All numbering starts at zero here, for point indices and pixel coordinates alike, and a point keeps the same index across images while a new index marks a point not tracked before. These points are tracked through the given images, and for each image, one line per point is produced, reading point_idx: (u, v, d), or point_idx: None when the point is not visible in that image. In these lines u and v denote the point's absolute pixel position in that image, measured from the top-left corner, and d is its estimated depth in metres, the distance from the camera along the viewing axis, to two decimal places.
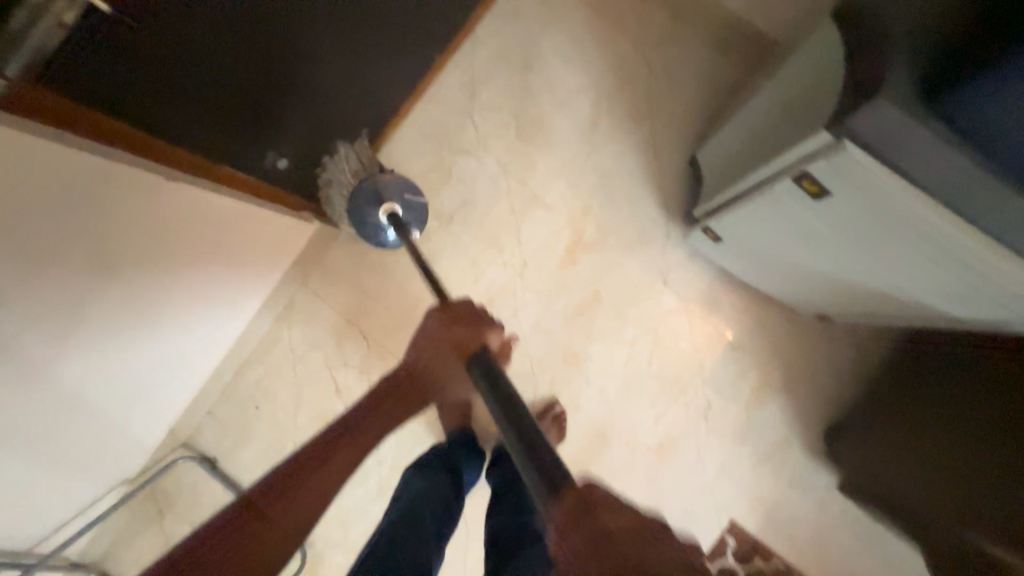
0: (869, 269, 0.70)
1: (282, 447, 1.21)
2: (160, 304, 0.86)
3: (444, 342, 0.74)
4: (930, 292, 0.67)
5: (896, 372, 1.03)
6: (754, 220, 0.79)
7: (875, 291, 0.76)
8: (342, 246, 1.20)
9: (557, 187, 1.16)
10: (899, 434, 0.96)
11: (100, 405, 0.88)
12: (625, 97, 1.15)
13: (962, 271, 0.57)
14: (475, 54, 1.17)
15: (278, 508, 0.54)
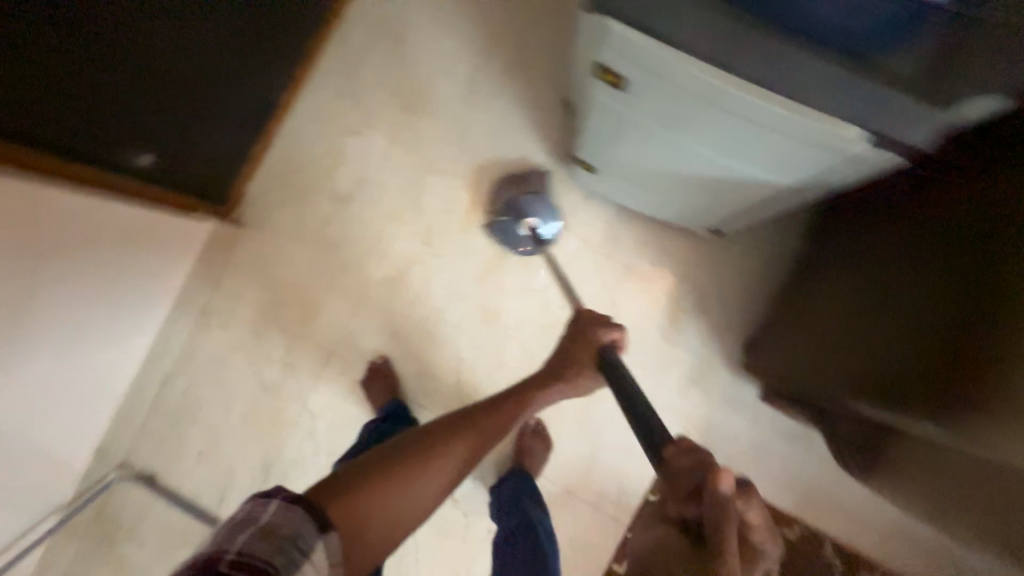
0: (725, 142, 0.66)
1: (220, 452, 1.20)
2: (50, 315, 0.88)
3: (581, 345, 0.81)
4: (791, 149, 0.64)
5: (829, 270, 0.97)
6: (616, 132, 0.78)
7: (736, 169, 0.73)
8: (248, 243, 1.20)
9: (447, 150, 1.17)
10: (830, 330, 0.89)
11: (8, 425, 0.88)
12: (500, 53, 1.17)
13: (754, 127, 0.62)
14: (350, 37, 1.20)
15: (395, 483, 0.62)
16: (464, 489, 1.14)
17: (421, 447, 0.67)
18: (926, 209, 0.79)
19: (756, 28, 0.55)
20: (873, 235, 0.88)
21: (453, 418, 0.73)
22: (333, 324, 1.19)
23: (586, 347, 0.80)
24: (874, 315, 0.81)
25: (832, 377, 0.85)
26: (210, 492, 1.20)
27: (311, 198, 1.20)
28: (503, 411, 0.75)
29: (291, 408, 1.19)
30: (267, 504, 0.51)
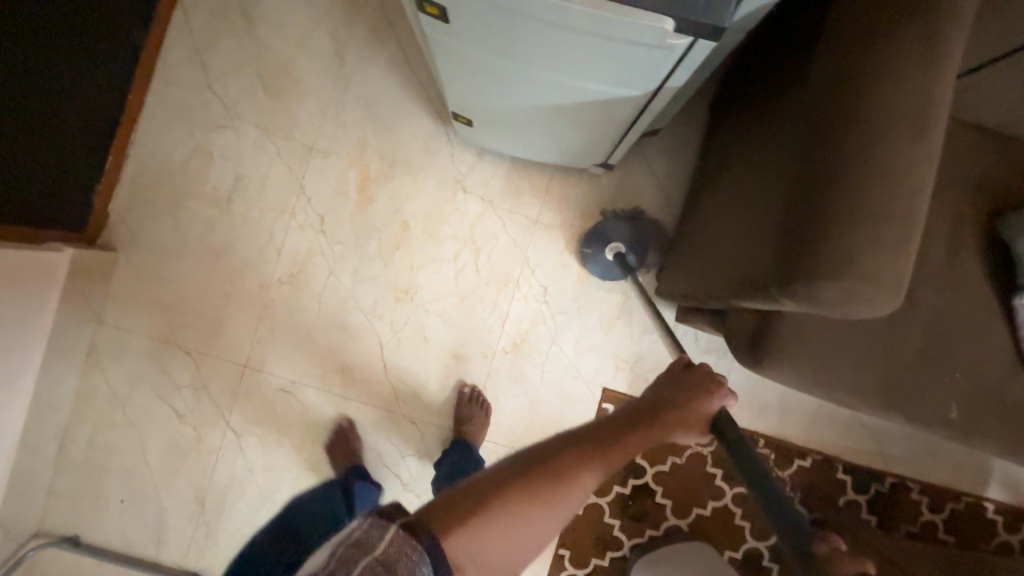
0: (559, 64, 0.61)
1: (145, 494, 1.12)
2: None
3: (701, 395, 0.61)
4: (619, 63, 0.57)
5: (702, 184, 0.96)
6: (464, 72, 0.72)
7: (584, 92, 0.68)
8: (126, 266, 1.09)
9: (325, 130, 1.10)
10: (707, 237, 0.86)
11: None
12: (360, 17, 1.10)
13: (589, 42, 0.54)
14: (191, 23, 1.09)
15: (505, 517, 0.49)
16: (413, 471, 1.13)
17: (518, 480, 0.51)
18: (776, 93, 0.76)
19: None
20: (751, 111, 0.82)
21: (593, 435, 0.55)
22: (240, 336, 1.11)
23: (712, 373, 0.64)
24: (742, 198, 0.77)
25: (709, 268, 0.83)
26: (145, 537, 1.12)
27: (187, 206, 1.10)
28: (648, 439, 0.56)
29: (214, 431, 1.12)
30: (385, 528, 0.46)
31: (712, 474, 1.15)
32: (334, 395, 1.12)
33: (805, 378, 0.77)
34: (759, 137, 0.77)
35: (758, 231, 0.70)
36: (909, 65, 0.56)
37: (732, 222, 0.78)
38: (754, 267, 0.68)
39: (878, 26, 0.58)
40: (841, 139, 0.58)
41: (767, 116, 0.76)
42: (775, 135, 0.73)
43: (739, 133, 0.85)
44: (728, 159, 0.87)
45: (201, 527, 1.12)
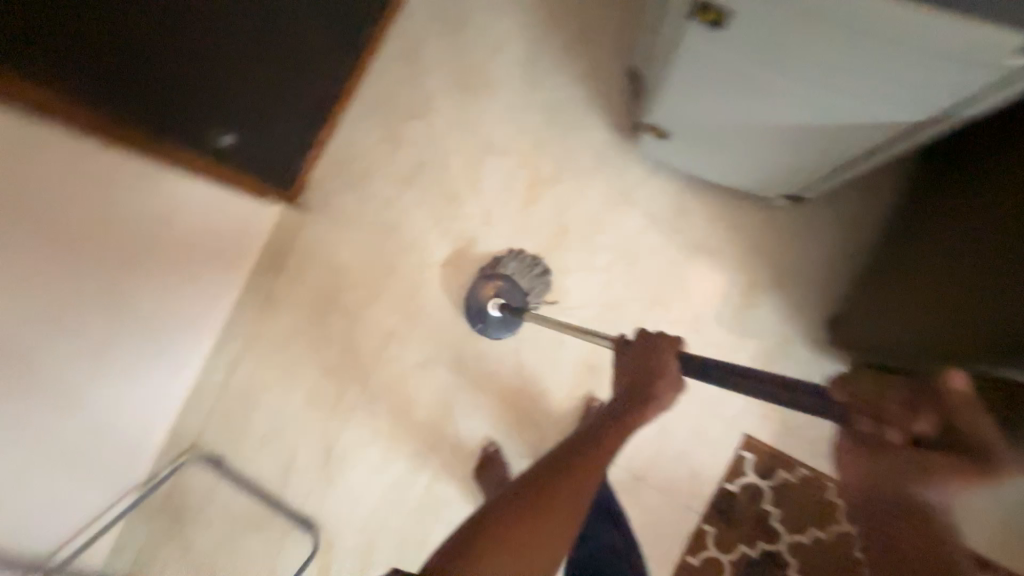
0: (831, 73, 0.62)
1: (283, 434, 1.22)
2: (104, 283, 0.89)
3: (654, 357, 0.70)
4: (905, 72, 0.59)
5: (904, 239, 0.95)
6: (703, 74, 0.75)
7: (838, 110, 0.69)
8: (311, 227, 1.22)
9: (505, 130, 1.17)
10: (916, 295, 0.85)
11: (70, 387, 0.90)
12: (558, 31, 1.16)
13: (889, 48, 0.56)
14: (409, 24, 1.22)
15: (506, 557, 0.58)
16: (528, 474, 1.12)
17: (526, 516, 0.61)
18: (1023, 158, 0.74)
19: None
20: (980, 187, 0.81)
21: (560, 466, 0.65)
22: (393, 307, 1.19)
23: (663, 335, 0.71)
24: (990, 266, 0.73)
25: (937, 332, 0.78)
26: (274, 474, 1.21)
27: (372, 182, 1.21)
28: (580, 462, 0.66)
29: (353, 390, 1.20)
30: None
31: (860, 560, 1.02)
32: (465, 381, 1.15)
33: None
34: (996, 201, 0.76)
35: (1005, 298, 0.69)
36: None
37: (959, 285, 0.77)
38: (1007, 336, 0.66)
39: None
40: None
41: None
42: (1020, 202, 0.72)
43: (964, 193, 0.84)
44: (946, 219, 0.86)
45: (323, 477, 1.20)
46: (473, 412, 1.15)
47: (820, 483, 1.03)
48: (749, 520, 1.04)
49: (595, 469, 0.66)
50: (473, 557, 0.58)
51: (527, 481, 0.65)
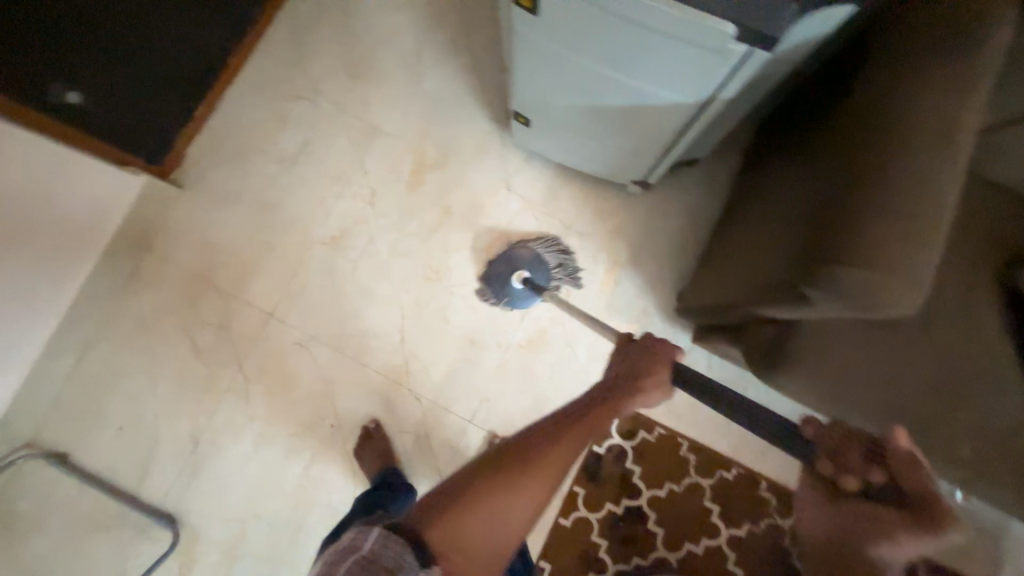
0: (634, 58, 0.68)
1: (143, 424, 1.12)
2: None
3: (642, 359, 0.72)
4: (695, 65, 0.66)
5: (737, 211, 1.02)
6: (540, 65, 0.80)
7: (650, 99, 0.77)
8: (185, 204, 1.17)
9: (392, 117, 1.21)
10: (742, 258, 0.89)
11: None
12: (443, 28, 1.24)
13: (656, 40, 0.63)
14: (299, 10, 1.23)
15: (484, 506, 0.64)
16: (408, 450, 1.12)
17: (485, 473, 0.67)
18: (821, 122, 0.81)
19: None
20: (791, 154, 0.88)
21: (490, 472, 0.66)
22: (272, 286, 1.16)
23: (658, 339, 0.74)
24: (787, 204, 0.82)
25: (741, 286, 0.85)
26: (129, 468, 1.11)
27: (252, 160, 1.19)
28: (505, 472, 0.66)
29: (225, 373, 1.14)
30: (370, 532, 0.63)
31: (709, 509, 1.11)
32: (347, 359, 1.14)
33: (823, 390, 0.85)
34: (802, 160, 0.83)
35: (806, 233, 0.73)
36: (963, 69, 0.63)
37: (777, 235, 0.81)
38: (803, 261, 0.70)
39: (945, 39, 0.63)
40: (893, 163, 0.63)
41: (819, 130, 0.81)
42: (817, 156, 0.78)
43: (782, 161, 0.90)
44: (770, 186, 0.91)
45: (188, 468, 1.12)
46: (352, 391, 1.14)
47: (673, 440, 1.13)
48: (614, 479, 1.12)
49: (533, 477, 0.65)
50: (458, 508, 0.65)
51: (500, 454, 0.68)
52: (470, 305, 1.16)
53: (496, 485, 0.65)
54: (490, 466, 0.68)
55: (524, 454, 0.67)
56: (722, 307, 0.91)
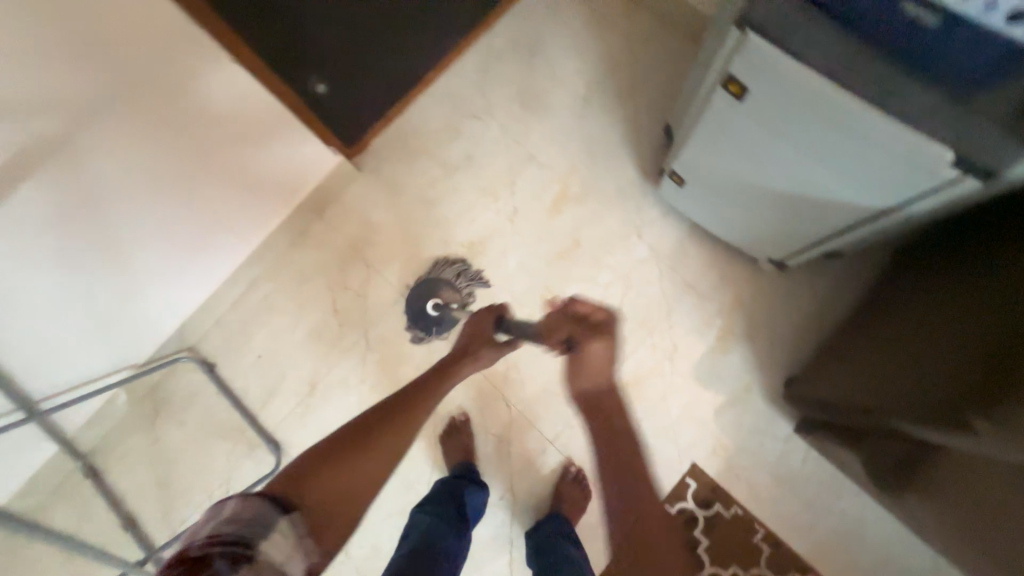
0: (833, 158, 0.72)
1: (278, 358, 1.31)
2: (187, 187, 1.03)
3: (484, 320, 1.00)
4: (906, 179, 0.68)
5: (870, 310, 1.02)
6: (723, 141, 0.86)
7: (829, 195, 0.80)
8: (359, 185, 1.36)
9: (548, 149, 1.34)
10: (880, 365, 0.89)
11: (116, 246, 0.99)
12: (613, 81, 1.35)
13: (865, 149, 0.67)
14: (492, 43, 1.41)
15: (354, 460, 0.66)
16: (488, 451, 1.19)
17: (359, 441, 0.68)
18: (993, 246, 0.81)
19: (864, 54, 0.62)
20: (947, 269, 0.88)
21: (341, 437, 0.68)
22: (409, 270, 1.32)
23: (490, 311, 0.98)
24: (942, 323, 0.82)
25: (892, 405, 0.84)
26: (257, 392, 1.29)
27: (421, 161, 1.37)
28: (354, 439, 0.68)
29: (352, 334, 1.30)
30: (225, 503, 0.57)
31: None
32: None
33: (958, 520, 0.82)
34: (962, 279, 0.83)
35: (977, 366, 0.73)
36: None
37: (931, 355, 0.82)
38: (980, 398, 0.71)
39: None
40: None
41: (1009, 252, 0.77)
42: (986, 282, 0.79)
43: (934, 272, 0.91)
44: (916, 296, 0.92)
45: (302, 406, 1.28)
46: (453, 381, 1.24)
47: (750, 525, 1.10)
48: None
49: (378, 448, 0.68)
50: (321, 470, 0.64)
51: (353, 426, 0.70)
52: None
53: (365, 447, 0.68)
54: (359, 434, 0.69)
55: (387, 420, 0.72)
56: (852, 411, 0.92)
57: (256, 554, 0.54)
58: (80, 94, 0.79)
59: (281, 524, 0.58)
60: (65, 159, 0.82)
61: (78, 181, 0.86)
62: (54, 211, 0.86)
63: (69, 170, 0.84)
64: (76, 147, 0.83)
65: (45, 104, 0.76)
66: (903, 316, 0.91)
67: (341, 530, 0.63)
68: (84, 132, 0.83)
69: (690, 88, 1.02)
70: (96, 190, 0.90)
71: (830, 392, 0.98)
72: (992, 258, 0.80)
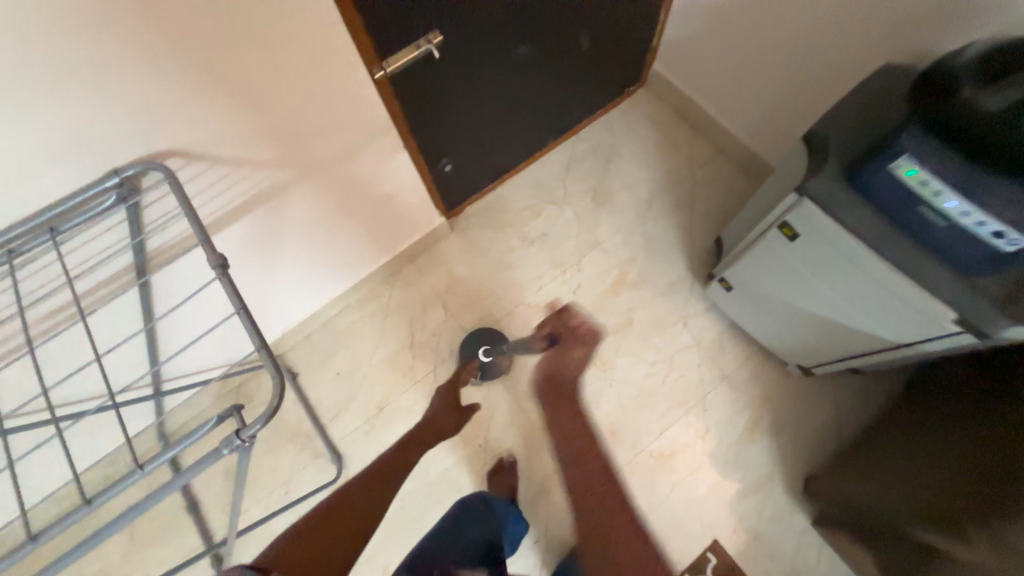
0: (861, 296, 0.93)
1: (354, 378, 1.48)
2: (333, 232, 1.25)
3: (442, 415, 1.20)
4: (924, 327, 0.87)
5: (885, 421, 1.16)
6: (770, 265, 1.08)
7: (855, 323, 1.00)
8: (449, 242, 1.61)
9: (613, 239, 1.58)
10: (894, 473, 1.02)
11: (269, 270, 1.20)
12: (675, 193, 1.62)
13: (886, 294, 0.88)
14: (577, 146, 1.70)
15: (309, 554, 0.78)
16: (530, 496, 1.32)
17: (302, 536, 0.80)
18: (994, 382, 0.95)
19: (902, 234, 0.82)
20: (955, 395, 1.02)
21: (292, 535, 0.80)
22: (480, 321, 1.52)
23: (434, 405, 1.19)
24: (947, 444, 0.96)
25: (903, 510, 0.96)
26: (330, 405, 1.46)
27: (505, 231, 1.62)
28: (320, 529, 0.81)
29: (422, 368, 1.48)
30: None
31: None
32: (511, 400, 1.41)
33: None
34: (968, 407, 0.97)
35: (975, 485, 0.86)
36: None
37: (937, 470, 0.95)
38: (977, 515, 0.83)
39: None
40: None
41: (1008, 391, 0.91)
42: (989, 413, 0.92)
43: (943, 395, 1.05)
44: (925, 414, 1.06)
45: (367, 425, 1.43)
46: (506, 426, 1.39)
47: None
48: None
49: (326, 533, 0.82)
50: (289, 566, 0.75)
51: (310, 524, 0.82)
52: (622, 401, 1.38)
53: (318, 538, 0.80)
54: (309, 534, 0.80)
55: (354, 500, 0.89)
56: (872, 513, 1.03)
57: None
58: (302, 164, 1.02)
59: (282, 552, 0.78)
60: (273, 204, 1.05)
61: (270, 221, 1.08)
62: (248, 236, 1.06)
63: (271, 212, 1.06)
64: (283, 198, 1.05)
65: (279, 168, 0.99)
66: (914, 431, 1.05)
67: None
68: (293, 189, 1.05)
69: (745, 216, 1.26)
70: (279, 229, 1.11)
71: (846, 491, 1.10)
72: (994, 393, 0.94)
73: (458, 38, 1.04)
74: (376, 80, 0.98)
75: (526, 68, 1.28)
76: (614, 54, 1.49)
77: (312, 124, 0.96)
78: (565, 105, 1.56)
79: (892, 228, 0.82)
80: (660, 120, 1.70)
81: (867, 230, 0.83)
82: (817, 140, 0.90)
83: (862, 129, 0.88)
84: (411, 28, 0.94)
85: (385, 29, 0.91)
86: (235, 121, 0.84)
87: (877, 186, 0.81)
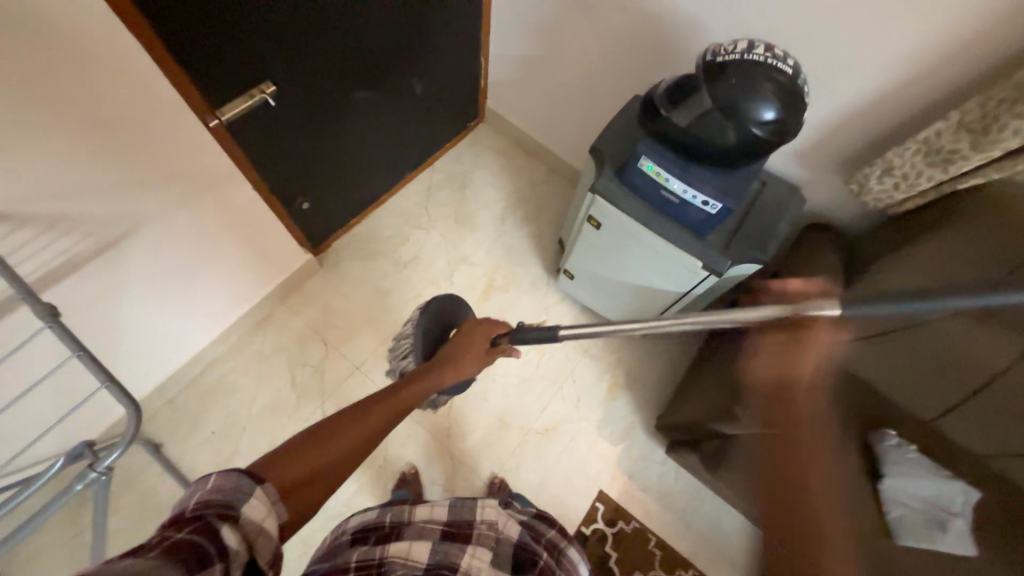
0: (650, 263, 1.24)
1: (232, 433, 1.40)
2: (183, 281, 1.21)
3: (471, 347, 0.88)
4: (690, 277, 1.20)
5: (701, 361, 1.48)
6: (591, 251, 1.36)
7: (654, 285, 1.31)
8: (321, 277, 1.64)
9: (478, 252, 1.78)
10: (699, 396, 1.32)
11: (112, 330, 1.12)
12: (523, 206, 1.88)
13: (662, 258, 1.19)
14: (433, 176, 1.89)
15: (314, 446, 0.59)
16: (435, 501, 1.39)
17: (320, 431, 0.61)
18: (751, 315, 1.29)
19: (661, 214, 1.13)
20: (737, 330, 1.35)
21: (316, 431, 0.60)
22: (364, 348, 1.57)
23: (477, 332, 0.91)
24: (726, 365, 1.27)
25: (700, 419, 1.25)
26: (207, 468, 1.36)
27: (376, 259, 1.70)
28: (349, 421, 0.63)
29: (309, 405, 1.47)
30: (207, 482, 0.48)
31: None
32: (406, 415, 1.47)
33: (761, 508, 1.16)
34: (739, 337, 1.29)
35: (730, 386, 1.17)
36: (815, 298, 1.10)
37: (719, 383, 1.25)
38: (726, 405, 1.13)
39: (806, 282, 1.13)
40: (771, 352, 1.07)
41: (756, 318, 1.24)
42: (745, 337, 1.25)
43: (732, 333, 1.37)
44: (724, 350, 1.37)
45: None
46: (403, 442, 1.44)
47: (643, 534, 1.42)
48: (593, 558, 1.39)
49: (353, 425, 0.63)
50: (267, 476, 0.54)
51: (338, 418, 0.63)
52: (506, 391, 1.54)
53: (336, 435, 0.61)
54: (321, 432, 0.60)
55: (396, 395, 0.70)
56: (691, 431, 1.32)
57: (242, 516, 0.48)
58: (137, 217, 1.01)
59: (258, 494, 0.50)
60: (108, 259, 1.00)
61: (104, 278, 1.02)
62: (79, 296, 1.00)
63: (107, 267, 1.01)
64: (120, 251, 1.02)
65: (108, 222, 0.96)
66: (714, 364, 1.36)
67: (312, 501, 0.56)
68: (130, 242, 1.02)
69: (572, 217, 1.55)
70: (116, 285, 1.06)
71: (674, 420, 1.39)
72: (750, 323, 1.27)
73: (291, 85, 1.12)
74: (209, 127, 1.02)
75: (367, 108, 1.40)
76: (449, 97, 1.72)
77: (142, 175, 0.96)
78: (414, 141, 1.72)
79: (654, 210, 1.13)
80: (501, 148, 1.97)
81: (638, 214, 1.13)
82: (598, 150, 1.19)
83: (625, 139, 1.19)
84: (239, 78, 1.00)
85: (213, 81, 0.95)
86: (48, 183, 0.82)
87: (638, 181, 1.12)
